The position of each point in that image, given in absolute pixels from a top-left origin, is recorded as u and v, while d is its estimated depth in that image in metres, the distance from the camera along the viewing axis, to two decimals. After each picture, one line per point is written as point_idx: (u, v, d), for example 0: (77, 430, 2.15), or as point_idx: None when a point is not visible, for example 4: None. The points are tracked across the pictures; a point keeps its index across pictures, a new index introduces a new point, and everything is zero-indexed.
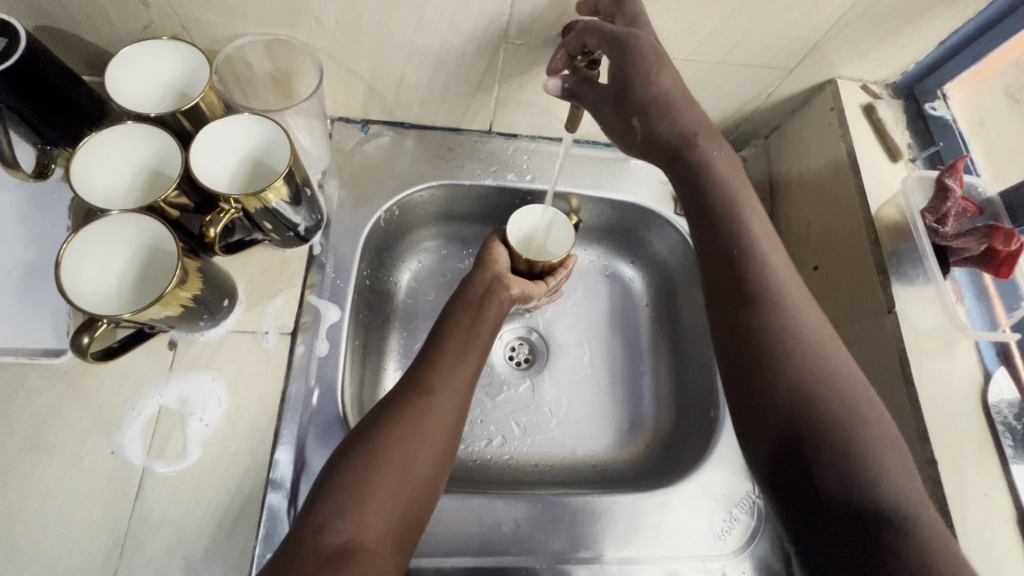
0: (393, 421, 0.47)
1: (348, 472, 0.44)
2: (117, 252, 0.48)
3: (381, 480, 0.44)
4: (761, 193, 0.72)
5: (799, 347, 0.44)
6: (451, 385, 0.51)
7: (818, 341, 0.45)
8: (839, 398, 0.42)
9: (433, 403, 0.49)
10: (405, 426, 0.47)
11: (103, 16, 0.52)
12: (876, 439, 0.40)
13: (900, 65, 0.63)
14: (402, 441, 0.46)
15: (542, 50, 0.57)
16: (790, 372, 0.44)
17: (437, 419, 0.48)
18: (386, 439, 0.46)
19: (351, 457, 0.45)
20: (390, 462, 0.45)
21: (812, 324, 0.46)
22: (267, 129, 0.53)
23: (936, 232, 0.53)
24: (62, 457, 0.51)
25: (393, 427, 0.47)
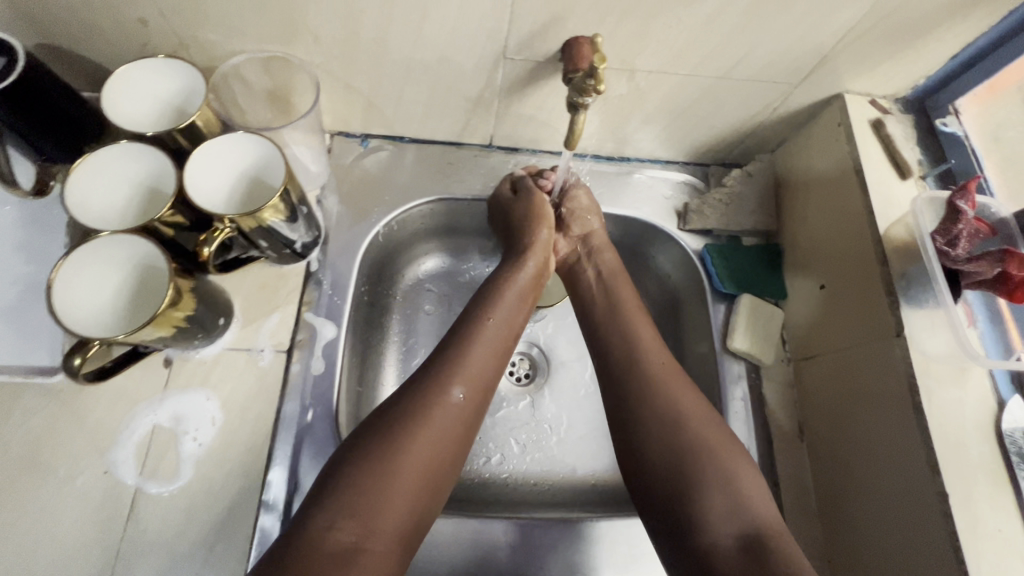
0: (405, 422, 0.46)
1: (357, 474, 0.43)
2: (109, 275, 0.48)
3: (390, 481, 0.44)
4: (766, 208, 0.70)
5: (674, 398, 0.53)
6: (471, 384, 0.51)
7: (681, 394, 0.53)
8: (697, 440, 0.50)
9: (448, 403, 0.49)
10: (419, 426, 0.46)
11: (101, 34, 0.52)
12: (737, 470, 0.49)
13: (910, 79, 0.61)
14: (414, 439, 0.46)
15: (542, 66, 0.56)
16: (656, 420, 0.52)
17: (453, 415, 0.49)
18: (399, 437, 0.45)
19: (363, 455, 0.45)
20: (409, 455, 0.45)
21: (668, 379, 0.54)
22: (264, 146, 0.53)
23: (946, 255, 0.51)
24: (56, 476, 0.51)
25: (409, 428, 0.46)
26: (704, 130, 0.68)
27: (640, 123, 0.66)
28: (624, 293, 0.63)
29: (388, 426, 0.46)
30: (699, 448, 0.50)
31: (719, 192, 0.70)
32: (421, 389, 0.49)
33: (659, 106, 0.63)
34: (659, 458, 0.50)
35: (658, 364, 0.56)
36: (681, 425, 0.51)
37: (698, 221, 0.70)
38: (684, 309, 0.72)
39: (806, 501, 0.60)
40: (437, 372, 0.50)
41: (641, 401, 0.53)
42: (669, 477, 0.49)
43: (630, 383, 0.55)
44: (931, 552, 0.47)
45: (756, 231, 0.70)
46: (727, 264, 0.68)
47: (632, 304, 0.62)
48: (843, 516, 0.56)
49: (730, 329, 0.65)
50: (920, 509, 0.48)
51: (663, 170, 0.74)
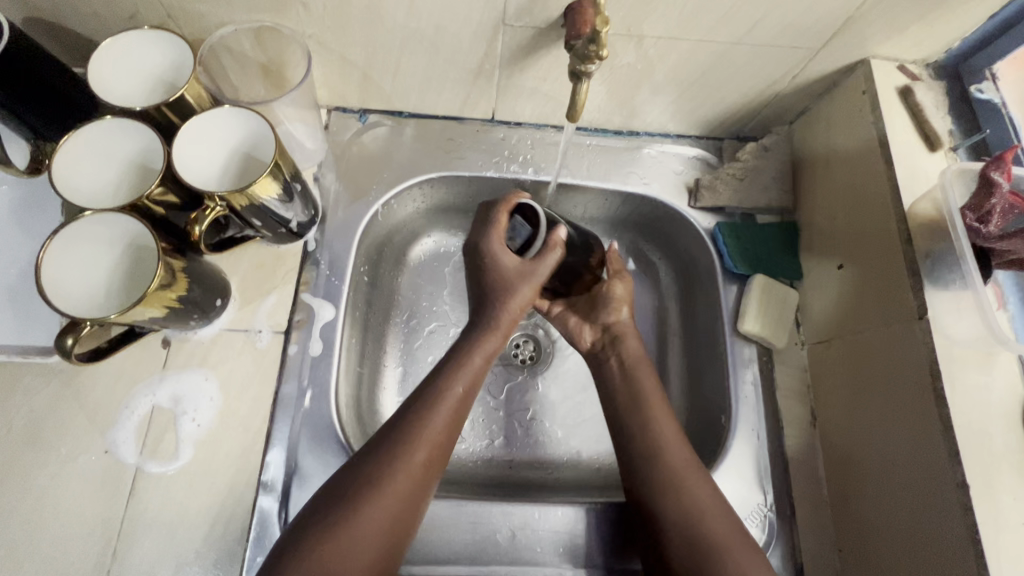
0: (325, 550, 0.42)
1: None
2: (98, 258, 0.47)
3: (350, 536, 0.43)
4: (783, 183, 0.66)
5: (688, 491, 0.49)
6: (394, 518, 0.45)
7: (696, 485, 0.49)
8: (717, 542, 0.46)
9: (372, 525, 0.43)
10: (334, 559, 0.42)
11: (88, 6, 0.50)
12: (736, 547, 0.46)
13: (943, 43, 0.56)
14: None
15: (544, 33, 0.53)
16: (666, 492, 0.49)
17: (416, 474, 0.46)
18: (319, 570, 0.41)
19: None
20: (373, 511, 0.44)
21: (687, 469, 0.50)
22: (255, 121, 0.51)
23: (976, 232, 0.48)
24: (57, 455, 0.51)
25: (327, 558, 0.42)
26: (718, 101, 0.64)
27: (650, 93, 0.63)
28: (645, 381, 0.56)
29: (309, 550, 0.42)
30: (699, 526, 0.47)
31: (732, 168, 0.66)
32: (356, 507, 0.44)
33: (670, 75, 0.60)
34: (682, 559, 0.47)
35: (681, 460, 0.51)
36: (683, 492, 0.49)
37: (710, 198, 0.66)
38: (693, 290, 0.70)
39: (817, 489, 0.58)
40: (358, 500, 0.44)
41: (664, 500, 0.49)
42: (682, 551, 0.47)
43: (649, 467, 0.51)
44: (948, 547, 0.44)
45: (772, 209, 0.67)
46: (740, 243, 0.65)
47: (648, 377, 0.56)
48: (857, 507, 0.53)
49: (741, 310, 0.62)
50: (937, 501, 0.46)
51: (674, 145, 0.70)
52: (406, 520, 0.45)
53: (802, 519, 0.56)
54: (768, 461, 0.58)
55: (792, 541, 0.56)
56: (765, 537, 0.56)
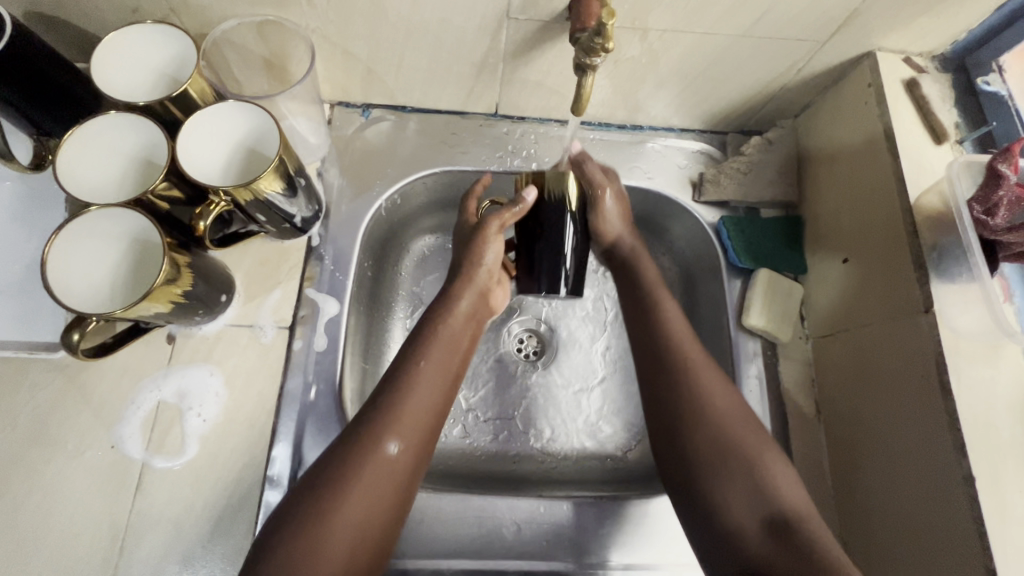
0: (342, 479, 0.44)
1: (297, 536, 0.41)
2: (103, 253, 0.47)
3: (325, 531, 0.42)
4: (787, 177, 0.66)
5: (707, 392, 0.50)
6: (407, 430, 0.47)
7: (708, 377, 0.51)
8: (737, 442, 0.48)
9: (365, 483, 0.44)
10: (351, 483, 0.44)
11: (90, 1, 0.50)
12: (762, 447, 0.48)
13: (949, 35, 0.56)
14: (345, 500, 0.43)
15: (548, 26, 0.53)
16: (682, 391, 0.50)
17: (389, 465, 0.46)
18: (336, 494, 0.43)
19: (298, 515, 0.43)
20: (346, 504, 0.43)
21: (707, 372, 0.51)
22: (259, 115, 0.51)
23: (983, 225, 0.47)
24: (64, 450, 0.51)
25: (344, 483, 0.44)
26: (722, 94, 0.64)
27: (654, 87, 0.62)
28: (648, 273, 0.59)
29: (326, 480, 0.44)
30: (716, 429, 0.48)
31: (736, 161, 0.66)
32: (367, 432, 0.46)
33: (674, 69, 0.59)
34: (705, 459, 0.47)
35: (697, 361, 0.52)
36: (702, 406, 0.49)
37: (714, 192, 0.66)
38: (696, 285, 0.70)
39: (821, 482, 0.58)
40: (371, 422, 0.47)
41: (682, 403, 0.50)
42: (703, 448, 0.48)
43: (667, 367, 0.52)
44: (953, 539, 0.45)
45: (776, 203, 0.67)
46: (745, 237, 0.65)
47: (654, 279, 0.58)
48: (862, 499, 0.54)
49: (746, 305, 0.62)
50: (942, 493, 0.46)
51: (678, 139, 0.70)
52: (419, 431, 0.48)
53: None
54: None
55: None
56: None
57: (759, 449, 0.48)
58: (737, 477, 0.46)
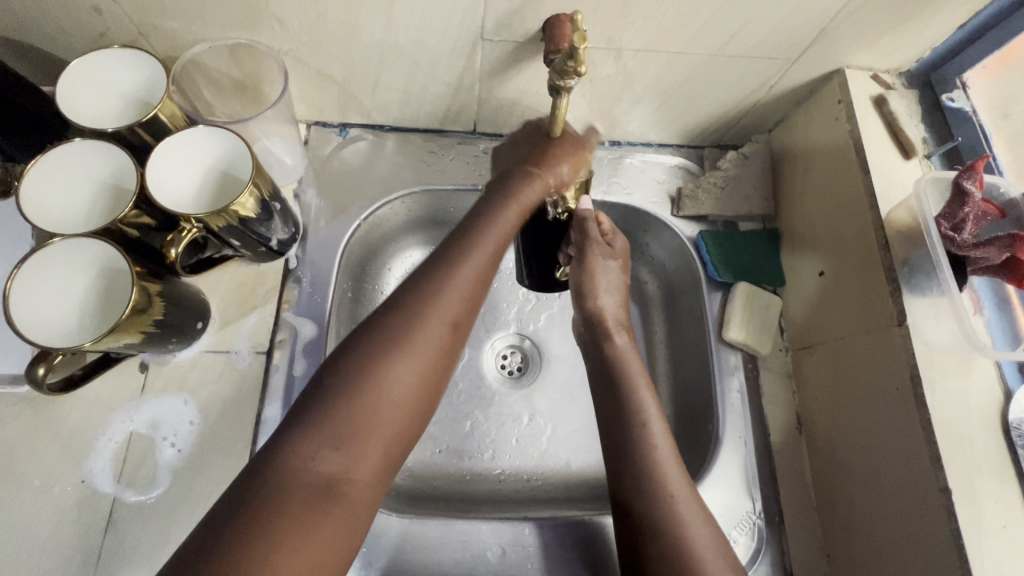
0: (399, 339, 0.40)
1: (342, 400, 0.38)
2: (70, 285, 0.46)
3: (382, 384, 0.39)
4: (764, 190, 0.67)
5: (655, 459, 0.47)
6: (456, 298, 0.43)
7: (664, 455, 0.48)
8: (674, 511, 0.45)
9: (426, 339, 0.41)
10: (404, 350, 0.40)
11: (56, 25, 0.49)
12: (699, 520, 0.45)
13: (915, 52, 0.57)
14: (400, 362, 0.39)
15: (522, 47, 0.53)
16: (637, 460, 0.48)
17: (444, 335, 0.42)
18: (392, 353, 0.39)
19: (347, 385, 0.38)
20: (398, 367, 0.39)
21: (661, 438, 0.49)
22: (231, 140, 0.51)
23: (951, 240, 0.49)
24: (31, 487, 0.49)
25: (397, 350, 0.40)
26: (698, 110, 0.64)
27: (630, 104, 0.63)
28: (630, 359, 0.54)
29: (376, 345, 0.40)
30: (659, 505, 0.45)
31: (713, 175, 0.67)
32: (426, 288, 0.42)
33: (650, 86, 0.60)
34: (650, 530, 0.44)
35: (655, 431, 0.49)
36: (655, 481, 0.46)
37: (692, 207, 0.67)
38: (677, 298, 0.70)
39: (805, 495, 0.58)
40: (427, 284, 0.42)
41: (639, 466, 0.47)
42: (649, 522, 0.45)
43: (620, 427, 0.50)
44: (933, 549, 0.45)
45: (753, 216, 0.68)
46: (723, 252, 0.65)
47: (630, 354, 0.55)
48: (845, 510, 0.54)
49: (726, 319, 0.63)
50: (920, 504, 0.46)
51: (656, 154, 0.71)
52: (472, 288, 0.43)
53: (791, 524, 0.57)
54: (755, 469, 0.58)
55: (781, 548, 0.56)
56: (755, 544, 0.55)
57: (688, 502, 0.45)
58: (658, 514, 0.45)
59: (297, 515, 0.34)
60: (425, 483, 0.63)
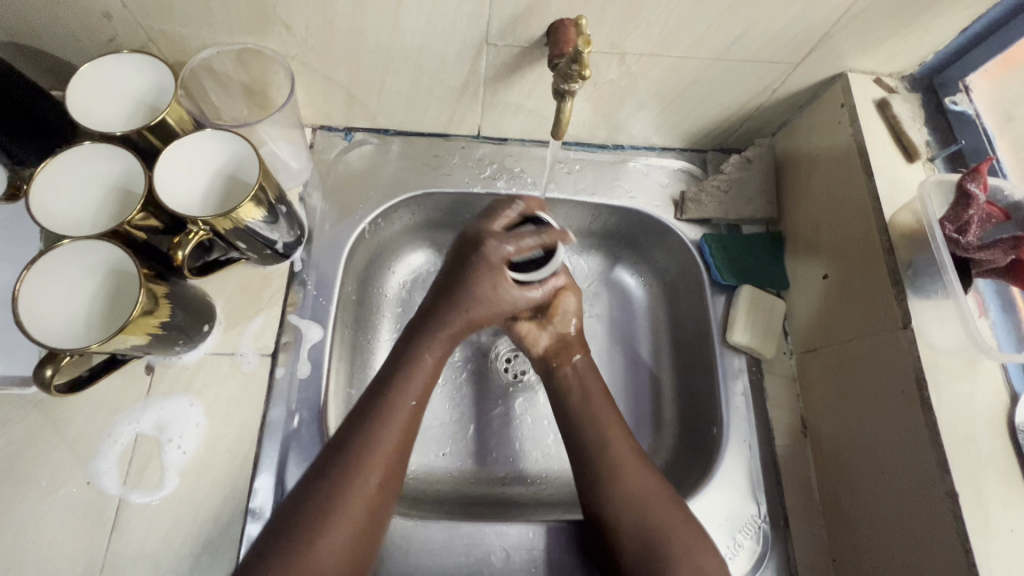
0: (327, 513, 0.43)
1: (277, 574, 0.41)
2: (79, 286, 0.47)
3: (314, 556, 0.42)
4: (767, 194, 0.67)
5: (622, 475, 0.50)
6: (384, 454, 0.46)
7: (633, 470, 0.50)
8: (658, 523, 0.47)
9: (353, 504, 0.44)
10: (331, 518, 0.43)
11: (67, 30, 0.50)
12: (675, 528, 0.47)
13: (917, 56, 0.58)
14: (330, 535, 0.43)
15: (526, 52, 0.53)
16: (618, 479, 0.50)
17: (369, 496, 0.45)
18: (319, 525, 0.43)
19: (281, 561, 0.41)
20: (327, 536, 0.42)
21: (627, 453, 0.51)
22: (238, 144, 0.51)
23: (956, 243, 0.48)
24: (37, 489, 0.49)
25: (322, 520, 0.43)
26: (701, 114, 0.65)
27: (634, 108, 0.63)
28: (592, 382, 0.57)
29: (304, 525, 0.43)
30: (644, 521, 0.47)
31: (716, 180, 0.67)
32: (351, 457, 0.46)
33: (653, 91, 0.60)
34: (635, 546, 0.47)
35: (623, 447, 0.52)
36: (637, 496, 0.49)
37: (695, 211, 0.67)
38: (679, 301, 0.70)
39: (810, 498, 0.58)
40: (353, 455, 0.46)
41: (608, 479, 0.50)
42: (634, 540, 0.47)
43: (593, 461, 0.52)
44: (938, 554, 0.45)
45: (757, 220, 0.68)
46: (726, 255, 0.65)
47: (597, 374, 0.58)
48: (851, 515, 0.53)
49: (730, 321, 0.63)
50: (926, 509, 0.46)
51: (659, 158, 0.71)
52: (393, 451, 0.47)
53: (797, 530, 0.56)
54: (760, 473, 0.58)
55: (787, 553, 0.55)
56: (759, 548, 0.55)
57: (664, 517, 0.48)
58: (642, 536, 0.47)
59: None
60: (429, 486, 0.63)
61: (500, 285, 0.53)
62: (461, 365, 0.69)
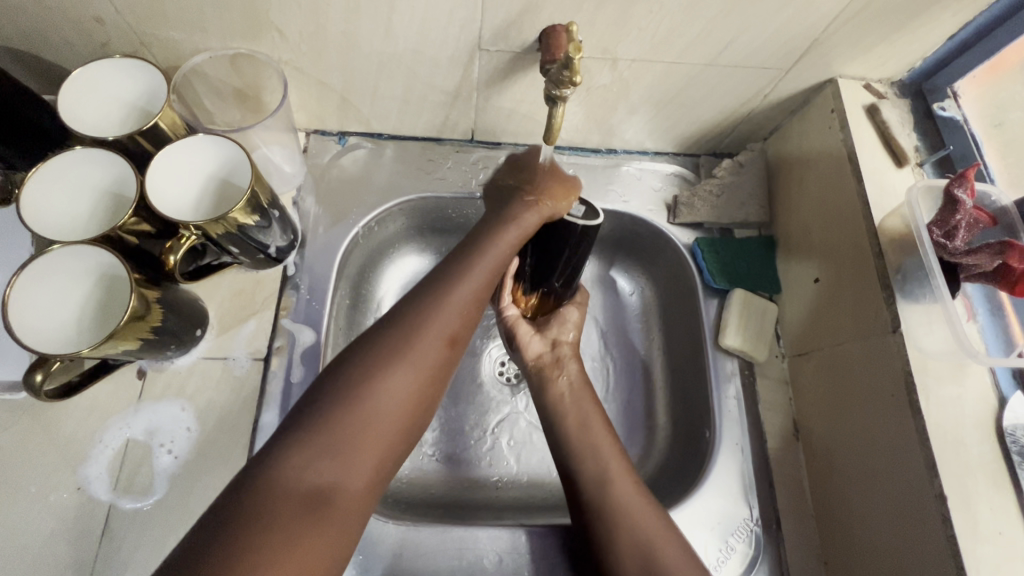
0: (393, 354, 0.41)
1: (320, 429, 0.38)
2: (70, 291, 0.47)
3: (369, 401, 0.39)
4: (760, 198, 0.68)
5: (622, 514, 0.47)
6: (441, 323, 0.44)
7: (632, 508, 0.47)
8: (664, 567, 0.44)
9: (422, 348, 0.42)
10: (391, 366, 0.41)
11: (59, 35, 0.50)
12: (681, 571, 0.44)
13: (906, 62, 0.58)
14: (389, 379, 0.40)
15: (519, 58, 0.54)
16: (616, 520, 0.47)
17: (433, 358, 0.43)
18: (381, 368, 0.41)
19: (326, 412, 0.38)
20: (385, 378, 0.40)
21: (625, 490, 0.48)
22: (231, 148, 0.51)
23: (943, 248, 0.49)
24: (26, 494, 0.49)
25: (379, 367, 0.41)
26: (694, 118, 0.65)
27: (627, 112, 0.64)
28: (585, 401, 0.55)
29: (370, 361, 0.41)
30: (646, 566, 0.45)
31: (709, 184, 0.67)
32: (420, 307, 0.44)
33: (645, 95, 0.61)
34: None
35: (620, 482, 0.49)
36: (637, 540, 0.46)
37: (688, 214, 0.67)
38: (672, 304, 0.70)
39: (801, 501, 0.58)
40: (423, 304, 0.44)
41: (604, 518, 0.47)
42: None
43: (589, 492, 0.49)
44: (928, 557, 0.45)
45: (750, 223, 0.68)
46: (718, 258, 0.65)
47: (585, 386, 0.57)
48: (842, 518, 0.54)
49: (722, 325, 0.63)
50: (916, 512, 0.46)
51: (653, 161, 0.71)
52: (456, 312, 0.44)
53: (789, 533, 0.57)
54: (752, 476, 0.58)
55: (779, 555, 0.56)
56: (751, 551, 0.55)
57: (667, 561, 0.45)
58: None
59: (292, 525, 0.34)
60: (422, 490, 0.62)
61: (526, 229, 0.48)
62: (454, 368, 0.70)
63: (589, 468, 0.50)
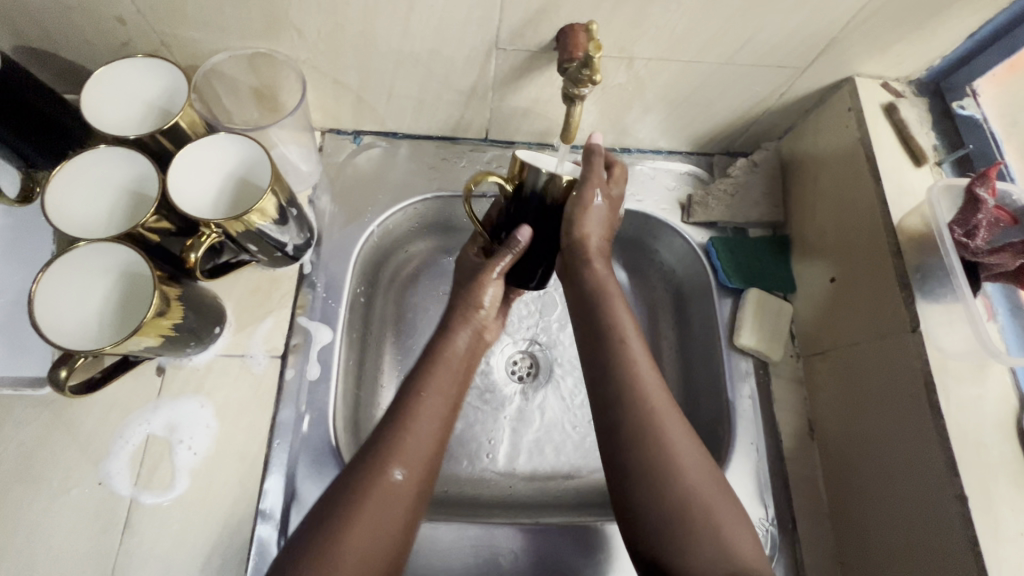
0: (357, 505, 0.41)
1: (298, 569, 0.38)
2: (93, 287, 0.47)
3: (342, 545, 0.39)
4: (774, 197, 0.67)
5: (658, 439, 0.43)
6: (413, 455, 0.44)
7: (669, 433, 0.44)
8: (695, 498, 0.42)
9: (383, 493, 0.42)
10: (358, 513, 0.41)
11: (81, 35, 0.50)
12: (714, 504, 0.42)
13: (923, 61, 0.58)
14: (356, 527, 0.40)
15: (535, 57, 0.54)
16: (644, 447, 0.43)
17: (399, 499, 0.43)
18: (345, 517, 0.41)
19: (300, 556, 0.39)
20: (355, 524, 0.40)
21: (662, 415, 0.45)
22: (250, 148, 0.51)
23: (964, 247, 0.49)
24: (49, 489, 0.50)
25: (346, 513, 0.41)
26: (708, 117, 0.65)
27: (641, 112, 0.64)
28: (619, 309, 0.50)
29: (339, 506, 0.41)
30: (674, 497, 0.42)
31: (723, 183, 0.67)
32: (383, 443, 0.44)
33: (661, 95, 0.61)
34: (667, 522, 0.41)
35: (655, 405, 0.45)
36: (668, 466, 0.42)
37: (702, 214, 0.67)
38: (686, 304, 0.70)
39: (817, 502, 0.58)
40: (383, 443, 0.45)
41: (638, 446, 0.43)
42: (660, 514, 0.41)
43: (619, 412, 0.45)
44: (948, 557, 0.45)
45: (764, 222, 0.68)
46: (732, 258, 0.65)
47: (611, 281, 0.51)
48: (860, 519, 0.53)
49: (736, 325, 0.63)
50: (935, 512, 0.46)
51: (666, 161, 0.71)
52: (423, 449, 0.45)
53: (805, 533, 0.56)
54: (768, 475, 0.58)
55: (795, 555, 0.56)
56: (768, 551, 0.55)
57: (700, 488, 0.42)
58: (668, 515, 0.41)
59: None
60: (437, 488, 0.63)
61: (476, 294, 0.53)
62: None
63: (622, 385, 0.46)
